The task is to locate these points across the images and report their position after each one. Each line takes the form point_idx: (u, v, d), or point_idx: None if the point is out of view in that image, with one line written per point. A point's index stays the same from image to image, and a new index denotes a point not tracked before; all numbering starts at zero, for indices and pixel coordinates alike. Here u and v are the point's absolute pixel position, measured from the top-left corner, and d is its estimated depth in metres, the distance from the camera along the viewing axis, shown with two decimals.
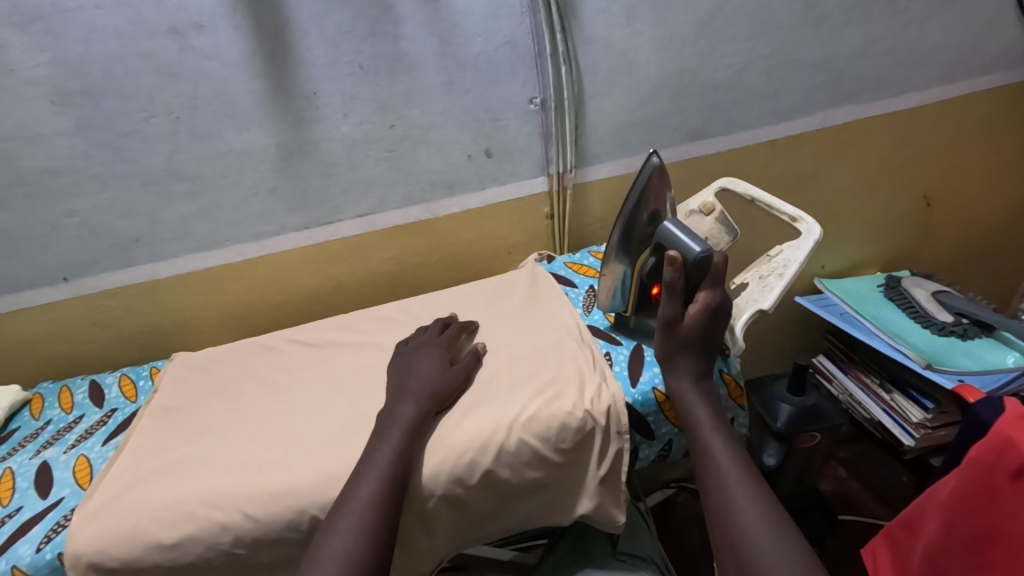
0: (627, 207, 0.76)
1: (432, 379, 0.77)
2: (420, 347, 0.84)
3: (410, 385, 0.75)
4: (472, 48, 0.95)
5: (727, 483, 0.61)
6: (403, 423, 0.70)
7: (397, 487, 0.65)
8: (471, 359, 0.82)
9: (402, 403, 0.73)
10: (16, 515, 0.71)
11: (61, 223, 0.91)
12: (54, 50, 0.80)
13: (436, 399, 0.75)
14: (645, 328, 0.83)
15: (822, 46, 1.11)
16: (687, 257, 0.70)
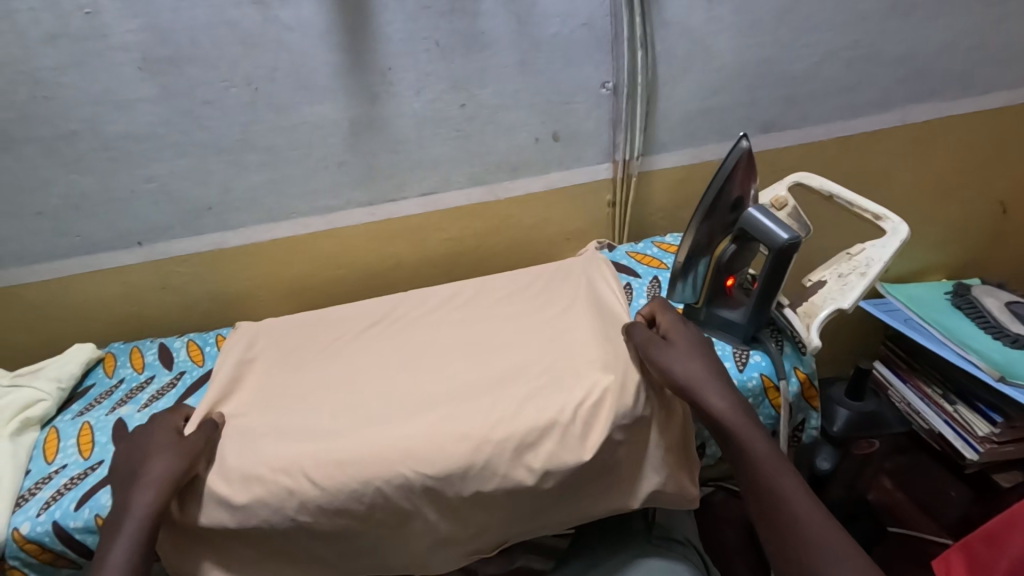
0: (711, 192, 0.72)
1: (161, 462, 0.65)
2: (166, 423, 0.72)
3: (142, 468, 0.65)
4: (549, 28, 0.93)
5: (769, 476, 0.61)
6: (128, 528, 0.60)
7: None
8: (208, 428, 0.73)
9: (131, 497, 0.62)
10: (98, 467, 0.73)
11: (139, 188, 0.93)
12: (145, 17, 0.81)
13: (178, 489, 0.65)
14: (714, 320, 0.80)
15: (909, 38, 1.07)
16: (776, 245, 0.68)
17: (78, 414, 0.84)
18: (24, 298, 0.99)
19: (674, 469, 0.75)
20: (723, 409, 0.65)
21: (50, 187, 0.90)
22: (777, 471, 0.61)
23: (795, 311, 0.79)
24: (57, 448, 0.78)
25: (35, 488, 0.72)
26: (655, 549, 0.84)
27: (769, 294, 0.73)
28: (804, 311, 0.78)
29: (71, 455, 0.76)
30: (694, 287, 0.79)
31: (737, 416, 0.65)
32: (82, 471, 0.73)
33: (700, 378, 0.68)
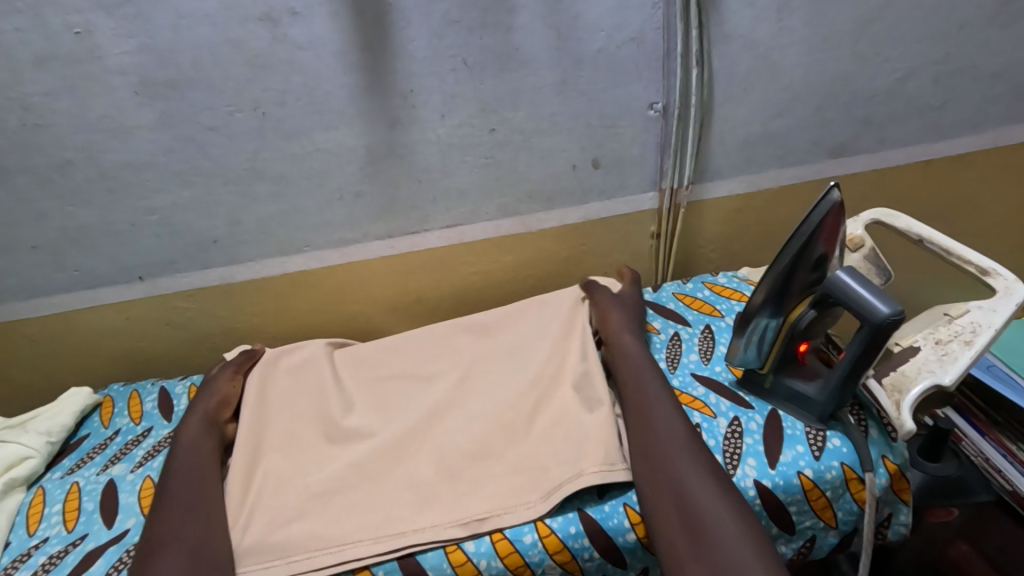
0: (792, 248, 0.60)
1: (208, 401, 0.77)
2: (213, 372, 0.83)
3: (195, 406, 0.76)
4: (592, 44, 0.82)
5: (649, 402, 0.67)
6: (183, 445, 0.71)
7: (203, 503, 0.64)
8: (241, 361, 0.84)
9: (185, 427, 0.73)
10: (81, 543, 0.66)
11: (140, 220, 0.85)
12: (141, 37, 0.72)
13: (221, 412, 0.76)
14: (781, 391, 0.69)
15: (1009, 51, 0.92)
16: (873, 320, 0.56)
17: (69, 472, 0.76)
18: (23, 335, 0.92)
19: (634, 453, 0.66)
20: (630, 345, 0.75)
21: (45, 220, 0.83)
22: (660, 397, 0.67)
23: (881, 383, 0.67)
24: (42, 517, 0.71)
25: (13, 567, 0.65)
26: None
27: (856, 371, 0.62)
28: (892, 383, 0.66)
29: (54, 526, 0.69)
30: (764, 354, 0.68)
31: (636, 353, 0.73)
32: (63, 548, 0.66)
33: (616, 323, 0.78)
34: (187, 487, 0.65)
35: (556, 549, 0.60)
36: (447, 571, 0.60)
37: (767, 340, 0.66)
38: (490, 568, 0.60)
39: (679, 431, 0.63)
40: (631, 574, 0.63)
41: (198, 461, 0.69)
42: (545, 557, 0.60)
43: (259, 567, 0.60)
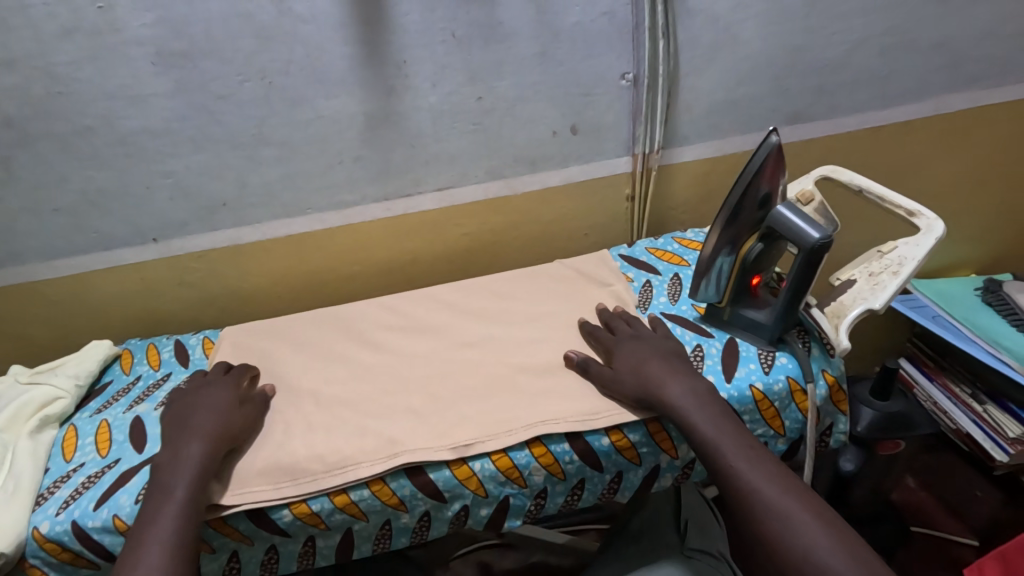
0: (738, 189, 0.70)
1: (216, 419, 0.70)
2: (206, 381, 0.77)
3: (199, 423, 0.69)
4: (569, 18, 0.90)
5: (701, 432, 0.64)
6: (185, 470, 0.64)
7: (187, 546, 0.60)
8: (255, 403, 0.76)
9: (186, 445, 0.67)
10: (115, 465, 0.73)
11: (155, 184, 0.92)
12: (158, 10, 0.79)
13: (230, 439, 0.69)
14: (737, 321, 0.78)
15: (945, 25, 1.02)
16: (806, 244, 0.67)
17: (96, 412, 0.84)
18: (43, 295, 0.99)
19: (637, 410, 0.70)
20: (659, 369, 0.70)
21: (66, 183, 0.89)
22: (708, 423, 0.65)
23: (823, 311, 0.77)
24: (76, 446, 0.78)
25: (55, 487, 0.72)
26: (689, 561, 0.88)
27: (797, 294, 0.72)
28: (832, 310, 0.76)
29: (89, 454, 0.76)
30: (721, 289, 0.77)
31: (677, 385, 0.68)
32: (100, 470, 0.73)
33: (649, 381, 0.69)
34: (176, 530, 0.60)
35: (540, 453, 0.69)
36: (448, 477, 0.68)
37: (723, 275, 0.76)
38: (484, 471, 0.68)
39: (746, 461, 0.62)
40: (607, 477, 0.72)
41: (196, 493, 0.63)
42: (531, 460, 0.69)
43: (271, 487, 0.67)
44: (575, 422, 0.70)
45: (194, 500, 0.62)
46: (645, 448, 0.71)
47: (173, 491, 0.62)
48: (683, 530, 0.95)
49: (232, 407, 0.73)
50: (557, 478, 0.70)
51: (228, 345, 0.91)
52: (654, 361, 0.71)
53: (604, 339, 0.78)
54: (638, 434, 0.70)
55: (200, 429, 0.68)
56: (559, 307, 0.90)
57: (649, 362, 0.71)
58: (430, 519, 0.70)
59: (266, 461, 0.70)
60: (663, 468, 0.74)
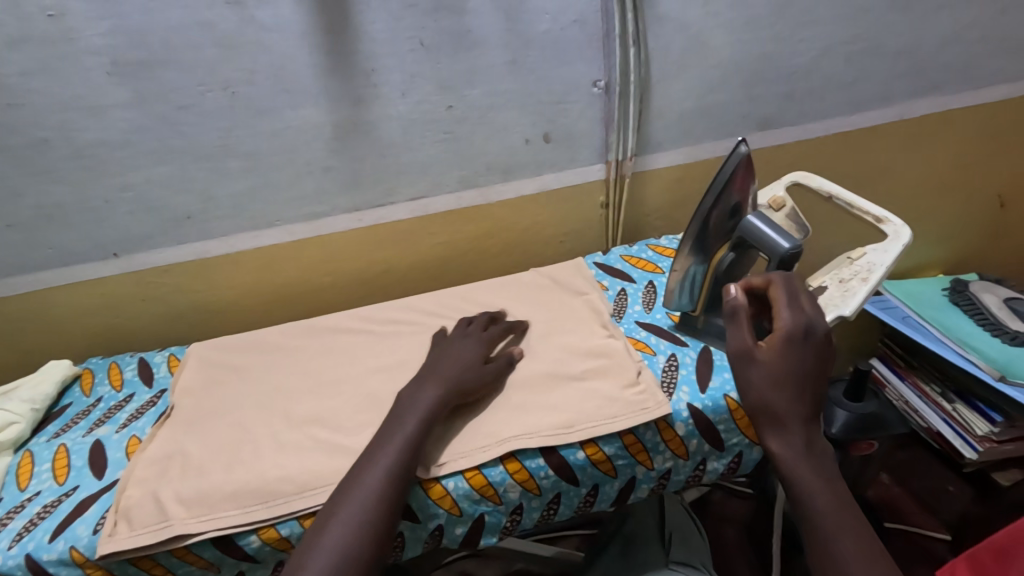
0: (709, 198, 0.70)
1: (456, 369, 0.73)
2: (463, 337, 0.80)
3: (430, 373, 0.72)
4: (540, 26, 0.90)
5: (817, 509, 0.54)
6: (419, 406, 0.68)
7: (401, 484, 0.61)
8: (505, 362, 0.77)
9: (423, 392, 0.70)
10: (73, 493, 0.70)
11: (114, 197, 0.89)
12: (113, 19, 0.77)
13: (466, 389, 0.72)
14: (711, 329, 0.79)
15: (909, 32, 1.04)
16: (777, 255, 0.67)
17: (53, 436, 0.80)
18: None
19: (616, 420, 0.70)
20: (783, 403, 0.57)
21: (20, 198, 0.86)
22: (825, 501, 0.54)
23: None
24: (31, 474, 0.74)
25: (9, 518, 0.69)
26: (673, 573, 0.87)
27: None
28: None
29: (45, 482, 0.73)
30: (696, 299, 0.78)
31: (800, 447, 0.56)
32: (57, 499, 0.70)
33: (785, 413, 0.57)
34: (395, 467, 0.62)
35: (515, 469, 0.68)
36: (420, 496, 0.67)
37: (695, 285, 0.76)
38: (457, 490, 0.67)
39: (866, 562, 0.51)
40: (583, 491, 0.71)
41: (416, 438, 0.65)
42: (506, 477, 0.68)
43: (238, 512, 0.65)
44: (548, 436, 0.69)
45: (427, 435, 0.66)
46: (622, 461, 0.71)
47: (389, 436, 0.65)
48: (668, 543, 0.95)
49: (474, 363, 0.75)
50: (533, 493, 0.69)
51: (194, 362, 0.88)
52: (797, 387, 0.57)
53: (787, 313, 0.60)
54: (613, 447, 0.70)
55: (438, 378, 0.71)
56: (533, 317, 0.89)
57: (780, 392, 0.57)
58: (404, 540, 0.69)
59: (234, 485, 0.67)
60: (639, 480, 0.73)
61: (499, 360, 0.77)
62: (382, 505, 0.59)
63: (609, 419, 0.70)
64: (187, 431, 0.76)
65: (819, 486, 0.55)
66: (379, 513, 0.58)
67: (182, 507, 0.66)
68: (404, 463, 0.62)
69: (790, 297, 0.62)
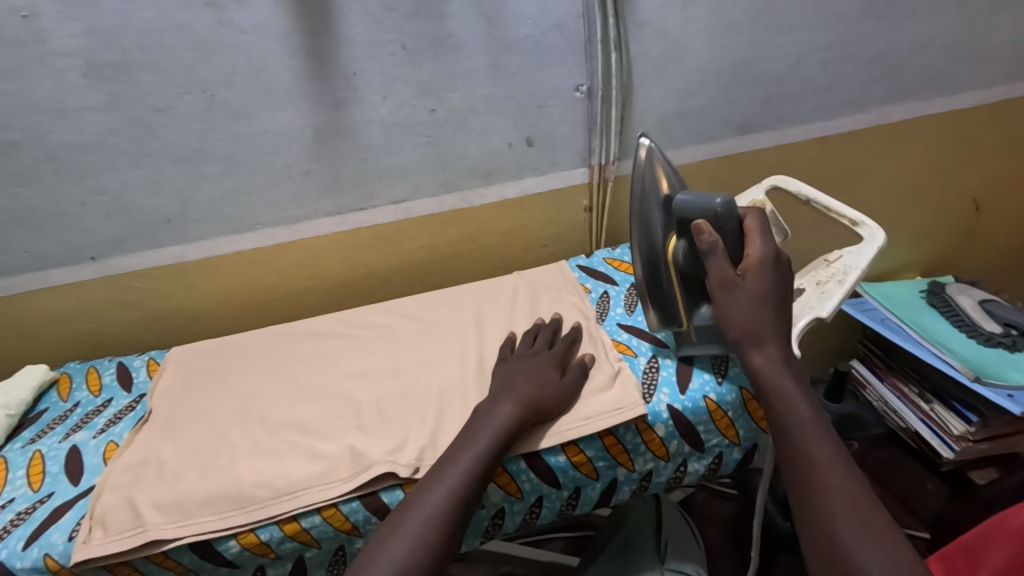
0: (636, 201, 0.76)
1: (545, 391, 0.70)
2: (528, 355, 0.76)
3: (514, 388, 0.69)
4: (520, 30, 0.90)
5: (786, 412, 0.60)
6: (496, 424, 0.64)
7: (471, 502, 0.59)
8: (578, 373, 0.74)
9: (499, 407, 0.66)
10: (47, 500, 0.69)
11: (90, 200, 0.88)
12: (87, 20, 0.76)
13: (537, 409, 0.68)
14: (702, 339, 0.75)
15: (883, 39, 1.06)
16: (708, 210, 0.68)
17: (29, 442, 0.79)
18: None
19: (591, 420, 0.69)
20: (763, 318, 0.64)
21: None
22: (795, 406, 0.60)
23: None
24: (5, 481, 0.73)
25: None
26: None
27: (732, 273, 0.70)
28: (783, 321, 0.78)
29: (19, 488, 0.72)
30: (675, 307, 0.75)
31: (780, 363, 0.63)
32: (31, 506, 0.69)
33: (766, 331, 0.64)
34: (469, 475, 0.60)
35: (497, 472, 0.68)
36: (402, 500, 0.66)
37: (665, 289, 0.75)
38: None
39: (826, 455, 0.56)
40: (565, 494, 0.71)
41: (494, 455, 0.63)
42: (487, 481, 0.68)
43: (216, 517, 0.64)
44: (527, 440, 0.68)
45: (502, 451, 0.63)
46: (602, 462, 0.71)
47: (465, 443, 0.63)
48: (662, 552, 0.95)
49: (554, 379, 0.72)
50: (515, 497, 0.69)
51: (173, 367, 0.87)
52: (777, 312, 0.65)
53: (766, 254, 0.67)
54: (593, 449, 0.70)
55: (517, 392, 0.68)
56: (515, 320, 0.89)
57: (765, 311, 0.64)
58: None
59: (211, 489, 0.67)
60: (620, 481, 0.73)
61: (570, 376, 0.73)
62: (455, 516, 0.57)
63: (584, 420, 0.69)
64: (164, 436, 0.75)
65: (797, 400, 0.60)
66: (454, 518, 0.57)
67: (159, 513, 0.65)
68: (481, 476, 0.61)
69: (762, 232, 0.70)
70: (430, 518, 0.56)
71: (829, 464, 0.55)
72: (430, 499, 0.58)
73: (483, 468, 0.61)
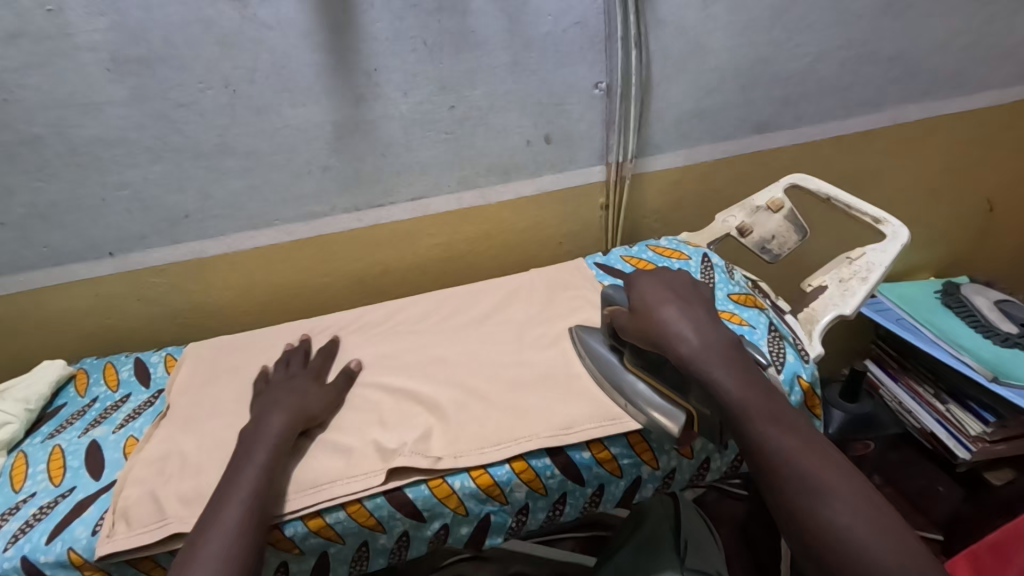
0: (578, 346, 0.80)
1: (312, 403, 0.73)
2: (284, 378, 0.78)
3: (280, 403, 0.72)
4: (541, 27, 0.90)
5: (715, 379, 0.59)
6: (268, 437, 0.66)
7: (264, 503, 0.60)
8: (342, 381, 0.79)
9: (270, 419, 0.69)
10: (70, 494, 0.69)
11: (110, 195, 0.88)
12: (113, 15, 0.76)
13: (308, 418, 0.71)
14: (708, 431, 0.64)
15: (901, 38, 1.06)
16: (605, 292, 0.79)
17: (48, 437, 0.79)
18: None
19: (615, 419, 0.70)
20: (672, 322, 0.65)
21: (13, 196, 0.85)
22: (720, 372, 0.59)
23: (796, 318, 0.80)
24: (26, 475, 0.73)
25: (4, 519, 0.68)
26: None
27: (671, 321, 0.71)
28: (805, 317, 0.79)
29: (40, 482, 0.72)
30: (665, 413, 0.67)
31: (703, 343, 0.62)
32: (52, 500, 0.69)
33: (678, 327, 0.64)
34: (257, 479, 0.61)
35: (521, 468, 0.68)
36: (427, 495, 0.66)
37: (645, 398, 0.69)
38: (463, 489, 0.67)
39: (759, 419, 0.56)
40: (589, 491, 0.71)
41: (275, 456, 0.65)
42: (512, 477, 0.67)
43: None
44: (550, 436, 0.69)
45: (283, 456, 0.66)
46: (627, 460, 0.71)
47: (252, 451, 0.65)
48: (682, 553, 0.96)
49: (302, 392, 0.75)
50: (539, 493, 0.69)
51: (190, 362, 0.86)
52: (686, 310, 0.66)
53: (650, 289, 0.70)
54: (618, 446, 0.70)
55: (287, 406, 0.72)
56: (534, 317, 0.89)
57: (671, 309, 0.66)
58: (409, 540, 0.68)
59: None
60: (644, 479, 0.73)
61: (328, 388, 0.77)
62: (248, 521, 0.58)
63: (609, 419, 0.70)
64: (186, 429, 0.75)
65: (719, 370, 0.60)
66: (249, 524, 0.58)
67: (180, 507, 0.64)
68: (269, 477, 0.62)
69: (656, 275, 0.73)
70: (232, 531, 0.57)
71: (764, 421, 0.55)
72: (231, 513, 0.58)
73: (268, 475, 0.62)
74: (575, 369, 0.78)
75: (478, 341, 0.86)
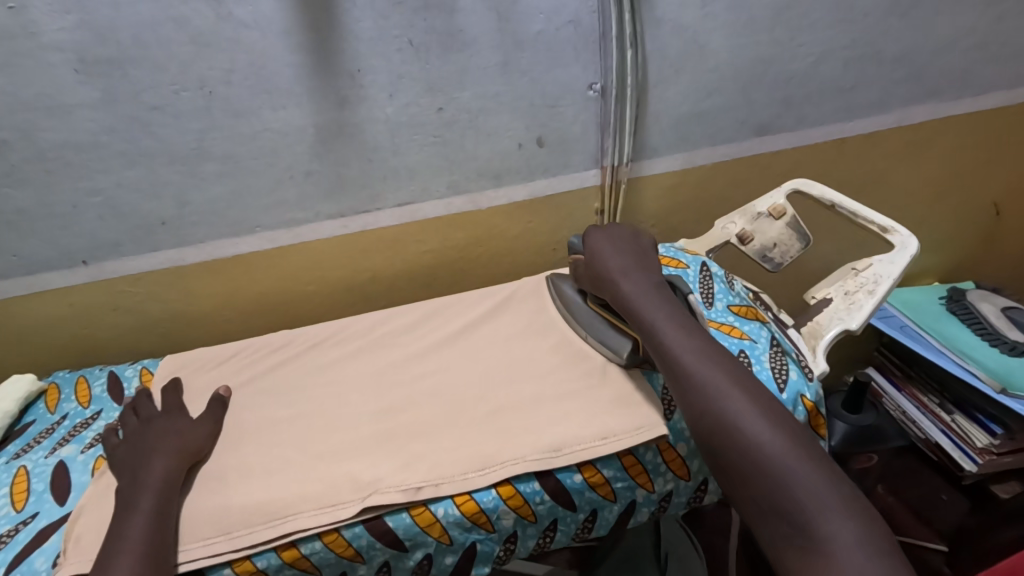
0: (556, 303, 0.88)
1: (183, 438, 0.69)
2: (149, 415, 0.73)
3: (152, 444, 0.67)
4: (532, 26, 0.86)
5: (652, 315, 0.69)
6: (151, 483, 0.62)
7: (163, 552, 0.57)
8: (215, 408, 0.75)
9: (147, 464, 0.65)
10: (32, 522, 0.65)
11: (82, 202, 0.84)
12: (79, 13, 0.72)
13: (189, 453, 0.68)
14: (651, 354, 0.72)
15: (908, 37, 1.02)
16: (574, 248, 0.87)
17: (14, 457, 0.76)
18: None
19: (600, 438, 0.67)
20: (620, 274, 0.75)
21: None
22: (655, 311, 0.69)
23: (800, 331, 0.77)
24: None
25: None
26: None
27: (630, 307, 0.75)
28: (809, 332, 0.76)
29: (1, 508, 0.68)
30: (614, 341, 0.77)
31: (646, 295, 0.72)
32: (13, 527, 0.65)
33: (628, 277, 0.75)
34: (151, 531, 0.58)
35: (509, 494, 0.64)
36: (409, 524, 0.62)
37: (599, 329, 0.80)
38: (448, 517, 0.63)
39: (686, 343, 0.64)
40: (581, 516, 0.68)
41: (162, 502, 0.61)
42: (499, 503, 0.64)
43: (200, 543, 0.60)
44: (536, 459, 0.65)
45: (168, 499, 0.62)
46: (621, 483, 0.67)
47: (135, 502, 0.61)
48: (665, 566, 0.96)
49: (174, 426, 0.71)
50: (528, 520, 0.65)
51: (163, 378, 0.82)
52: (635, 266, 0.77)
53: (606, 248, 0.79)
54: (611, 469, 0.67)
55: (160, 446, 0.67)
56: (527, 329, 0.86)
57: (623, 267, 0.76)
58: (390, 570, 0.65)
59: (203, 507, 0.63)
60: (639, 503, 0.69)
61: (202, 419, 0.73)
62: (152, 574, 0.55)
63: (599, 440, 0.66)
64: None
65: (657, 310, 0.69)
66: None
67: None
68: (162, 527, 0.59)
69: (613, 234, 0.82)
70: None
71: (687, 344, 0.64)
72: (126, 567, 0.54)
73: (160, 523, 0.59)
74: (568, 386, 0.75)
75: (467, 355, 0.82)
